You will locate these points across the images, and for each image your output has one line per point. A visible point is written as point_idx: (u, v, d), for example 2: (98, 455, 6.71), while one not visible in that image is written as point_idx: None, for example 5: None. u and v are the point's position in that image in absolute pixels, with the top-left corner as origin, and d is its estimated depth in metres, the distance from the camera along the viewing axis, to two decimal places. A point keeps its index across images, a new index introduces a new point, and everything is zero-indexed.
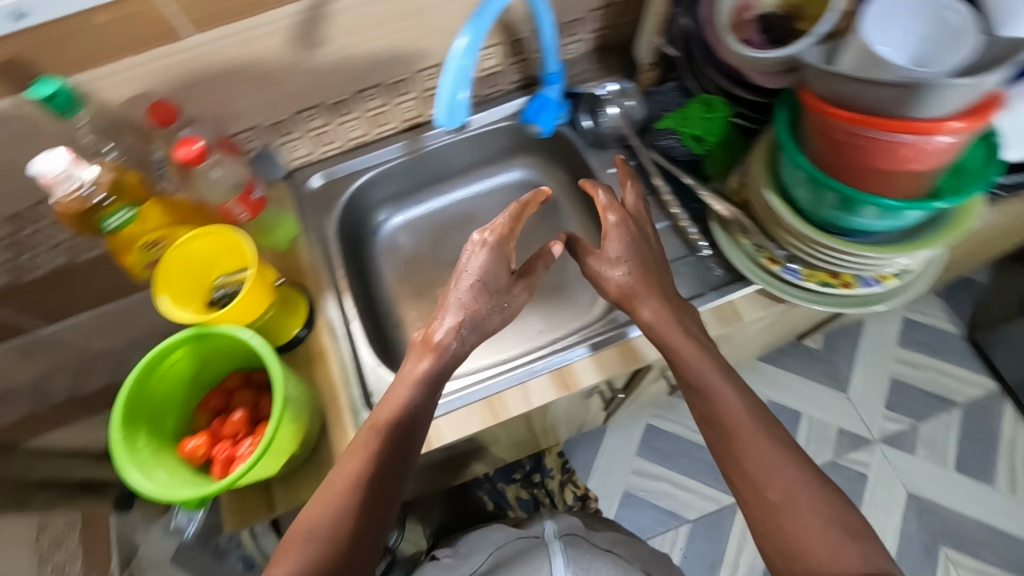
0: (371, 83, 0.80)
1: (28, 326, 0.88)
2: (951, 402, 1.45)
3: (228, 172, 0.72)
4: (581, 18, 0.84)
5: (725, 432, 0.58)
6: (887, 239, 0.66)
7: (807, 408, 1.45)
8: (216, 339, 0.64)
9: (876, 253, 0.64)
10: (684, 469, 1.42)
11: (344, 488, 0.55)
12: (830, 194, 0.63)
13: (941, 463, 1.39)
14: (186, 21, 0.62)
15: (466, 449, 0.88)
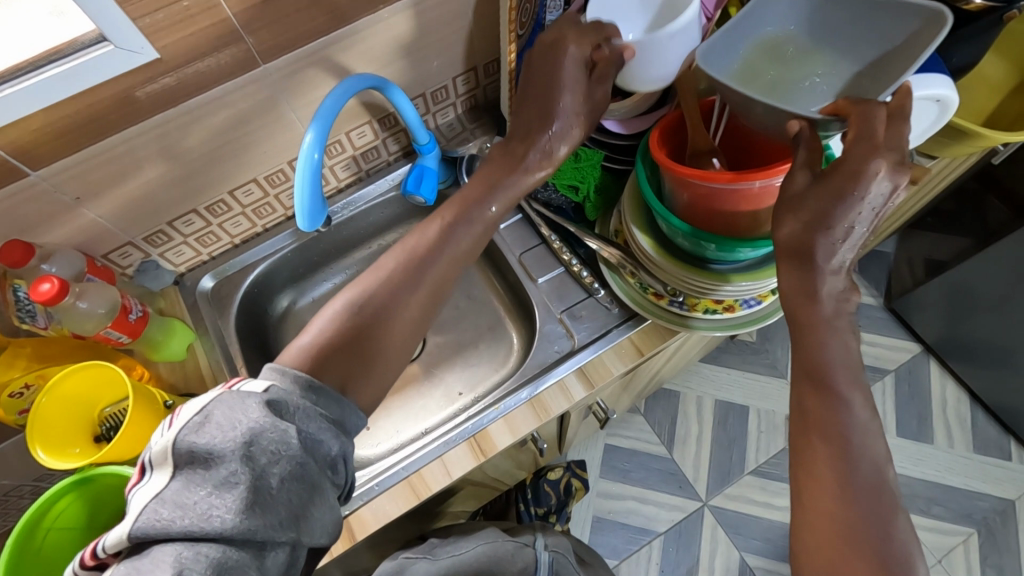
0: (247, 178, 0.80)
1: None
2: (882, 370, 1.50)
3: (98, 299, 0.69)
4: (446, 86, 0.87)
5: (810, 383, 0.52)
6: (756, 264, 0.69)
7: (749, 401, 1.49)
8: (101, 480, 0.62)
9: (746, 282, 0.68)
10: (647, 483, 1.43)
11: (338, 322, 0.55)
12: (707, 244, 0.65)
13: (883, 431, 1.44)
14: (23, 161, 0.60)
15: (409, 519, 0.86)
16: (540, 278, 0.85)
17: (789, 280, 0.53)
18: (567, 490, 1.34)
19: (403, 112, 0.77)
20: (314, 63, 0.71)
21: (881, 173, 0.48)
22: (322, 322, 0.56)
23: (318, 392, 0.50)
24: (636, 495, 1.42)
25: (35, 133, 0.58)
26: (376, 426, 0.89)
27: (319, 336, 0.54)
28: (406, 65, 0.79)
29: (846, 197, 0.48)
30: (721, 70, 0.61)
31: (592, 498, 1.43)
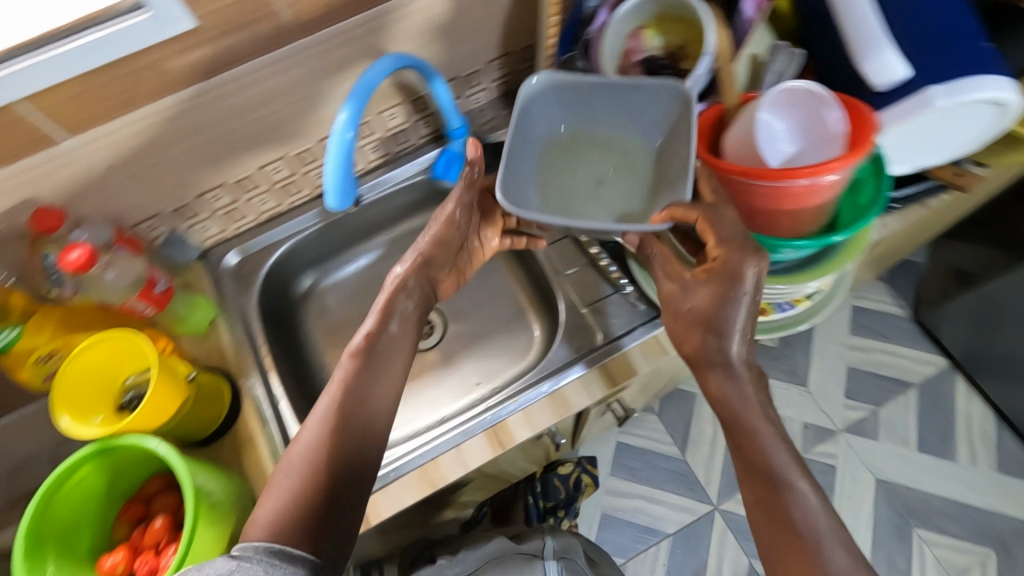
0: (276, 155, 0.79)
1: None
2: (905, 383, 1.46)
3: (125, 271, 0.69)
4: (481, 70, 0.85)
5: (762, 486, 0.56)
6: (796, 266, 0.67)
7: (766, 406, 1.46)
8: (122, 449, 0.61)
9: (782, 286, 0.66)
10: (656, 483, 1.41)
11: (310, 460, 0.56)
12: None
13: (904, 444, 1.40)
14: (58, 127, 0.60)
15: (420, 509, 0.86)
16: (565, 271, 0.83)
17: (719, 389, 0.60)
18: (575, 486, 1.33)
19: (437, 93, 0.76)
20: (350, 40, 0.70)
21: (755, 272, 0.56)
22: (289, 468, 0.56)
23: (289, 555, 0.49)
24: (645, 495, 1.41)
25: (67, 100, 0.58)
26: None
27: (293, 481, 0.55)
28: (442, 47, 0.78)
29: (739, 299, 0.57)
30: (528, 199, 0.63)
31: (600, 496, 1.42)
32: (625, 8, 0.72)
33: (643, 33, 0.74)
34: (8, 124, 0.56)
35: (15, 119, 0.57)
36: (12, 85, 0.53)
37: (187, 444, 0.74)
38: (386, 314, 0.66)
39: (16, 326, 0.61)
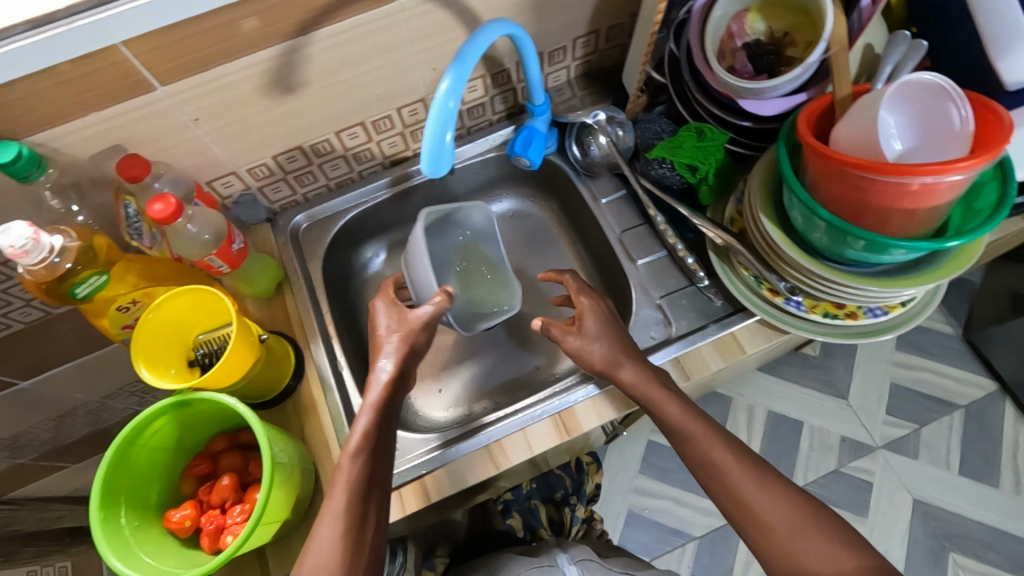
0: (353, 121, 0.78)
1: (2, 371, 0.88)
2: (951, 404, 1.41)
3: (205, 225, 0.68)
4: (566, 46, 0.83)
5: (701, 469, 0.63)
6: (890, 271, 0.64)
7: (805, 416, 1.42)
8: (198, 405, 0.61)
9: (878, 288, 0.62)
10: (685, 485, 1.39)
11: (329, 559, 0.55)
12: (854, 240, 0.59)
13: (945, 467, 1.36)
14: (152, 74, 0.59)
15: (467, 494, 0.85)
16: (639, 260, 0.81)
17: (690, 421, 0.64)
18: (583, 472, 1.24)
19: (528, 68, 0.72)
20: (444, 5, 0.68)
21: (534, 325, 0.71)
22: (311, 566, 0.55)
23: None
24: (674, 496, 1.38)
25: (165, 47, 0.57)
26: (442, 390, 0.87)
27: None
28: (531, 20, 0.75)
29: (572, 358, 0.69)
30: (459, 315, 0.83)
31: (627, 494, 1.40)
32: None
33: (747, 16, 0.70)
34: (106, 67, 0.56)
35: (114, 62, 0.56)
36: (116, 27, 0.52)
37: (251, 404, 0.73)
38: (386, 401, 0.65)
39: (104, 273, 0.59)
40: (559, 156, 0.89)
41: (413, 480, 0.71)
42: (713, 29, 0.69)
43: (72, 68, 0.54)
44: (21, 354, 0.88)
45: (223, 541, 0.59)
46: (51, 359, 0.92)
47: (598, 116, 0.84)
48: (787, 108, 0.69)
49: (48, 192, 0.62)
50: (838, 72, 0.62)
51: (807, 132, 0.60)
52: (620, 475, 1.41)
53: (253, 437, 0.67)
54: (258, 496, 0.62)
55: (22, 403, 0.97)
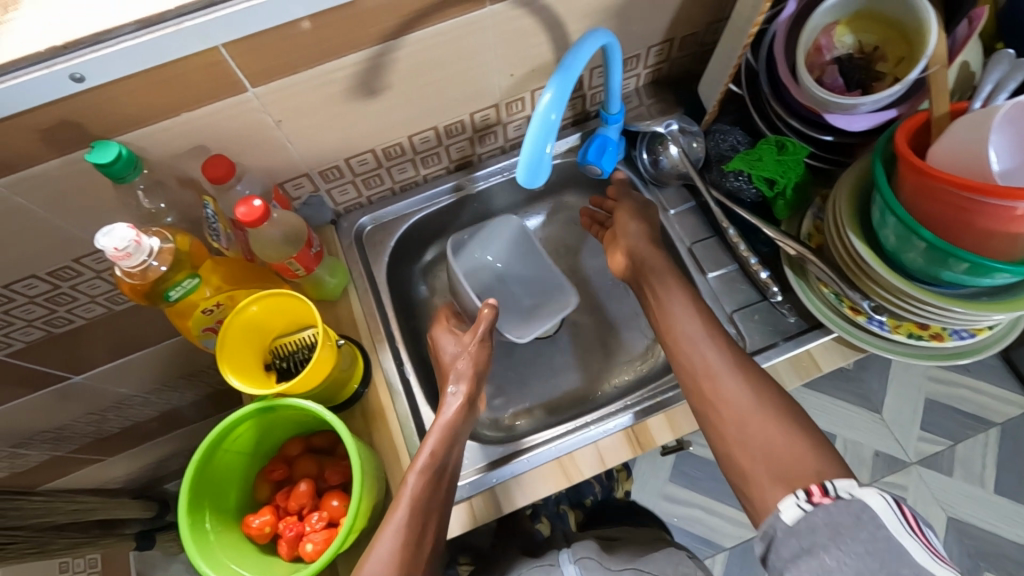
0: (426, 125, 0.77)
1: (58, 366, 0.88)
2: (986, 421, 1.38)
3: (285, 228, 0.67)
4: (640, 54, 0.82)
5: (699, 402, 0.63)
6: (976, 294, 0.62)
7: (838, 429, 1.40)
8: (283, 410, 0.61)
9: (967, 310, 0.60)
10: (716, 493, 1.37)
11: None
12: (956, 262, 0.58)
13: (978, 484, 1.33)
14: (245, 76, 0.58)
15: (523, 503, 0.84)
16: (710, 273, 0.80)
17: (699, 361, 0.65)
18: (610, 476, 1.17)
19: (610, 79, 0.71)
20: (531, 11, 0.67)
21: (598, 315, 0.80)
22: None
23: None
24: (703, 505, 1.37)
25: (261, 50, 0.56)
26: (496, 397, 0.87)
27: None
28: (611, 27, 0.74)
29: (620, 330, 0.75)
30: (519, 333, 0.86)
31: (657, 500, 1.39)
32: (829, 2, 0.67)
33: (836, 29, 0.69)
34: (203, 68, 0.55)
35: (211, 63, 0.55)
36: (220, 28, 0.52)
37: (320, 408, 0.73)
38: (451, 433, 0.65)
39: (195, 276, 0.59)
40: (626, 164, 0.89)
41: (483, 490, 0.70)
42: (804, 42, 0.68)
43: (172, 66, 0.54)
44: (79, 349, 0.88)
45: (303, 549, 0.59)
46: (107, 354, 0.92)
47: (671, 125, 0.83)
48: (875, 124, 0.68)
49: (141, 191, 0.62)
50: (935, 91, 0.61)
51: (905, 147, 0.59)
52: (651, 481, 1.40)
53: (327, 442, 0.67)
54: (335, 505, 0.62)
55: (75, 396, 0.97)
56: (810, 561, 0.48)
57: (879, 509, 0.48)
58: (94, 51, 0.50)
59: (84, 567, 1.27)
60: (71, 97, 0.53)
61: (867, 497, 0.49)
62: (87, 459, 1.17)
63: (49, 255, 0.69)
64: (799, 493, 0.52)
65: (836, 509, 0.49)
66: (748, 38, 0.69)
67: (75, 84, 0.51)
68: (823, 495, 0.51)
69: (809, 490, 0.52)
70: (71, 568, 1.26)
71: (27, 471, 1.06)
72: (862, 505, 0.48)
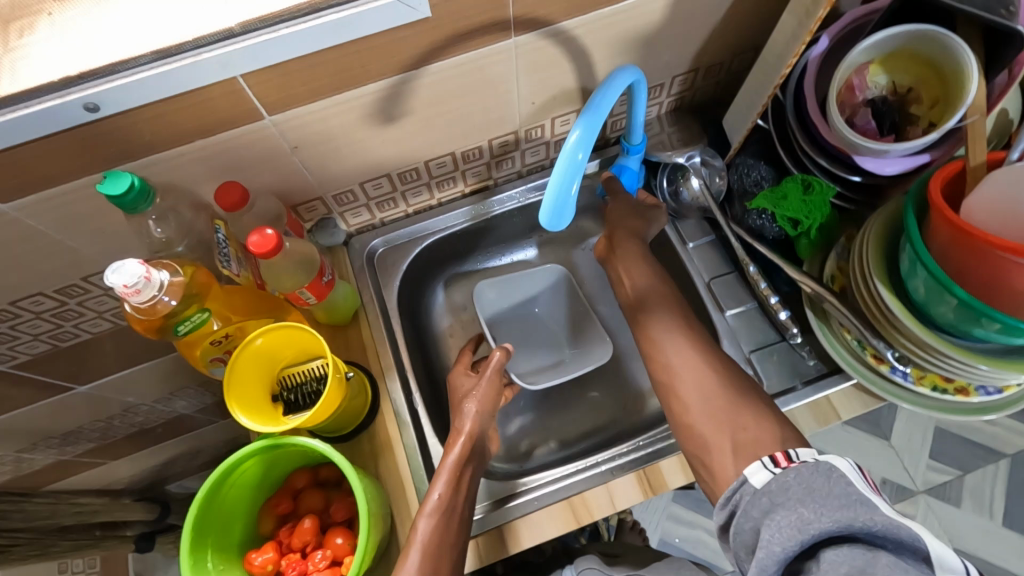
0: (443, 151, 0.76)
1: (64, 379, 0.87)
2: (997, 453, 1.34)
3: (299, 258, 0.66)
4: (664, 84, 0.80)
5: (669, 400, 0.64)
6: (1001, 351, 0.59)
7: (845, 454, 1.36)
8: (288, 447, 0.60)
9: (991, 367, 0.58)
10: None
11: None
12: (989, 322, 0.56)
13: (988, 516, 1.29)
14: (263, 104, 0.57)
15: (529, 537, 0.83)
16: (728, 310, 0.78)
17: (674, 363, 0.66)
18: None
19: (633, 112, 0.69)
20: (557, 42, 0.65)
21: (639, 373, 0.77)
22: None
23: None
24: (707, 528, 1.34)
25: (279, 80, 0.55)
26: (504, 426, 0.86)
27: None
28: (637, 57, 0.73)
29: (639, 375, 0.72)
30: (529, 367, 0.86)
31: (660, 521, 1.36)
32: (867, 42, 0.64)
33: (869, 68, 0.67)
34: (219, 97, 0.54)
35: (228, 92, 0.54)
36: (239, 59, 0.50)
37: (328, 437, 0.72)
38: (457, 476, 0.64)
39: (205, 310, 0.58)
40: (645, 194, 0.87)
41: (490, 529, 0.69)
42: (837, 82, 0.66)
43: (189, 96, 0.52)
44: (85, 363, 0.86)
45: None
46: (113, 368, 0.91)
47: (694, 158, 0.82)
48: (908, 169, 0.66)
49: (151, 221, 0.60)
50: (971, 140, 0.59)
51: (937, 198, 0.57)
52: (654, 502, 1.37)
53: (333, 475, 0.65)
54: (339, 542, 0.60)
55: (78, 407, 0.96)
56: (788, 515, 0.42)
57: (842, 467, 0.44)
58: (109, 81, 0.48)
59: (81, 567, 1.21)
60: (83, 126, 0.51)
61: (836, 459, 0.44)
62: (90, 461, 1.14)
63: (58, 276, 0.68)
64: (765, 460, 0.48)
65: (804, 468, 0.44)
66: (782, 74, 0.66)
67: (88, 114, 0.49)
68: (788, 459, 0.47)
69: (776, 457, 0.48)
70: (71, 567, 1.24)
71: (32, 472, 1.03)
72: (830, 464, 0.44)
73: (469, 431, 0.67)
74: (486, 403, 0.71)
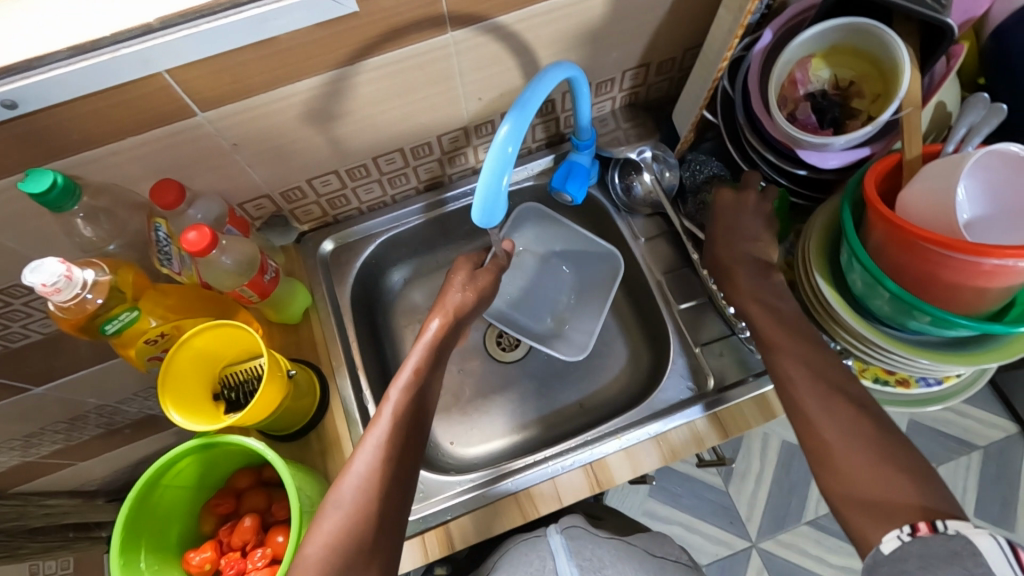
0: (392, 148, 0.75)
1: (28, 382, 0.82)
2: (969, 445, 1.32)
3: (239, 256, 0.65)
4: (614, 79, 0.80)
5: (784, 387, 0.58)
6: (939, 344, 0.59)
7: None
8: (224, 445, 0.60)
9: (931, 361, 0.58)
10: (696, 511, 1.31)
11: (362, 500, 0.53)
12: (920, 314, 0.56)
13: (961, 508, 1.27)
14: (194, 101, 0.56)
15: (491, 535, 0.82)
16: (679, 304, 0.79)
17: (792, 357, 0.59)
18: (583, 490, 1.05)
19: (578, 108, 0.69)
20: (498, 37, 0.65)
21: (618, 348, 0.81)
22: (342, 505, 0.53)
23: None
24: (684, 522, 1.30)
25: (207, 77, 0.54)
26: (462, 423, 0.86)
27: (346, 520, 0.51)
28: (583, 52, 0.73)
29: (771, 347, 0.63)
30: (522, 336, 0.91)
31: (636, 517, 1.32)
32: (804, 36, 0.64)
33: (811, 62, 0.67)
34: (146, 94, 0.53)
35: (155, 89, 0.53)
36: (161, 55, 0.50)
37: (276, 436, 0.71)
38: (433, 355, 0.67)
39: (134, 309, 0.58)
40: (600, 189, 0.88)
41: (437, 524, 0.69)
42: (777, 75, 0.66)
43: (112, 94, 0.52)
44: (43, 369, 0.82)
45: None
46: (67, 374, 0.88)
47: (645, 152, 0.82)
48: (848, 162, 0.66)
49: (81, 219, 0.60)
50: (907, 133, 0.59)
51: (871, 186, 0.57)
52: (630, 497, 1.33)
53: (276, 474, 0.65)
54: (279, 541, 0.60)
55: None
56: None
57: (983, 545, 0.40)
58: (26, 77, 0.48)
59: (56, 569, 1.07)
60: (4, 125, 0.50)
61: (978, 537, 0.41)
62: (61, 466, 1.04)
63: None
64: (900, 524, 0.45)
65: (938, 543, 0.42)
66: (723, 63, 0.66)
67: (6, 111, 0.49)
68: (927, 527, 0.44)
69: (914, 524, 0.45)
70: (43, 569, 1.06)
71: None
72: (967, 542, 0.41)
73: (446, 314, 0.70)
74: (478, 291, 0.73)
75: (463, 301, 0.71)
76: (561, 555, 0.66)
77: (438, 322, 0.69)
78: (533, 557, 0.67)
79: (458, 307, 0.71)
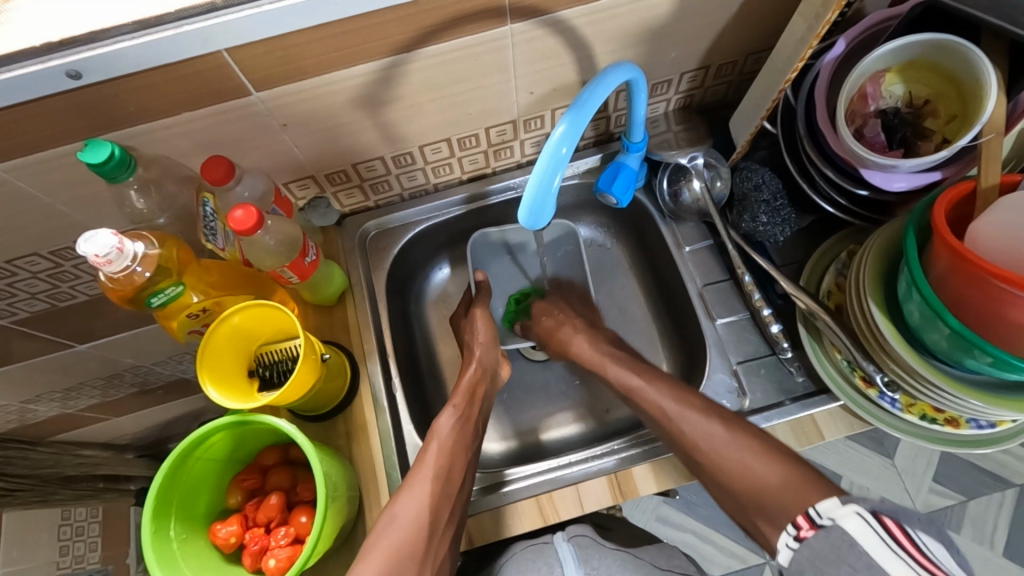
0: (438, 137, 0.74)
1: (70, 339, 0.84)
2: (1004, 481, 1.26)
3: (282, 237, 0.65)
4: (671, 80, 0.77)
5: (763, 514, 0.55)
6: (993, 385, 0.56)
7: (845, 470, 1.30)
8: (256, 424, 0.61)
9: (984, 403, 0.55)
10: (712, 522, 1.29)
11: (416, 516, 0.56)
12: (981, 355, 0.53)
13: (987, 546, 1.22)
14: (250, 80, 0.56)
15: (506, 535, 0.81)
16: (719, 319, 0.77)
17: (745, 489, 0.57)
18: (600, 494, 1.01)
19: (632, 108, 0.66)
20: (555, 31, 0.63)
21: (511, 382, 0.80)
22: (396, 524, 0.56)
23: None
24: (697, 531, 1.29)
25: (265, 57, 0.54)
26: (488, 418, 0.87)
27: (402, 535, 0.55)
28: (643, 51, 0.70)
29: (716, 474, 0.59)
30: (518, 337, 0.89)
31: (649, 522, 1.31)
32: (881, 50, 0.61)
33: (885, 77, 0.64)
34: (204, 71, 0.53)
35: (215, 67, 0.53)
36: (222, 34, 0.50)
37: (305, 416, 0.72)
38: (472, 390, 0.72)
39: (180, 284, 0.60)
40: (647, 193, 0.86)
41: (480, 512, 0.69)
42: (848, 90, 0.63)
43: (172, 69, 0.52)
44: (81, 328, 0.83)
45: (264, 564, 0.58)
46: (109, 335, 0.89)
47: (696, 160, 0.80)
48: (915, 185, 0.63)
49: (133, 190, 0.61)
50: (984, 159, 0.55)
51: (941, 213, 0.54)
52: (645, 501, 1.32)
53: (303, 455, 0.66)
54: (302, 521, 0.61)
55: None
56: None
57: (858, 534, 0.41)
58: (91, 49, 0.48)
59: (86, 516, 1.12)
60: (68, 93, 0.51)
61: (847, 524, 0.42)
62: (96, 418, 1.06)
63: (49, 239, 0.67)
64: (788, 526, 0.47)
65: (817, 542, 0.43)
66: (790, 72, 0.64)
67: (72, 81, 0.49)
68: (808, 526, 0.45)
69: (798, 522, 0.46)
70: (75, 515, 1.11)
71: (37, 422, 0.98)
72: (841, 534, 0.42)
73: (479, 359, 0.75)
74: (490, 336, 0.78)
75: (488, 348, 0.77)
76: (568, 562, 0.65)
77: (473, 364, 0.74)
78: (542, 563, 0.65)
79: (486, 356, 0.76)
